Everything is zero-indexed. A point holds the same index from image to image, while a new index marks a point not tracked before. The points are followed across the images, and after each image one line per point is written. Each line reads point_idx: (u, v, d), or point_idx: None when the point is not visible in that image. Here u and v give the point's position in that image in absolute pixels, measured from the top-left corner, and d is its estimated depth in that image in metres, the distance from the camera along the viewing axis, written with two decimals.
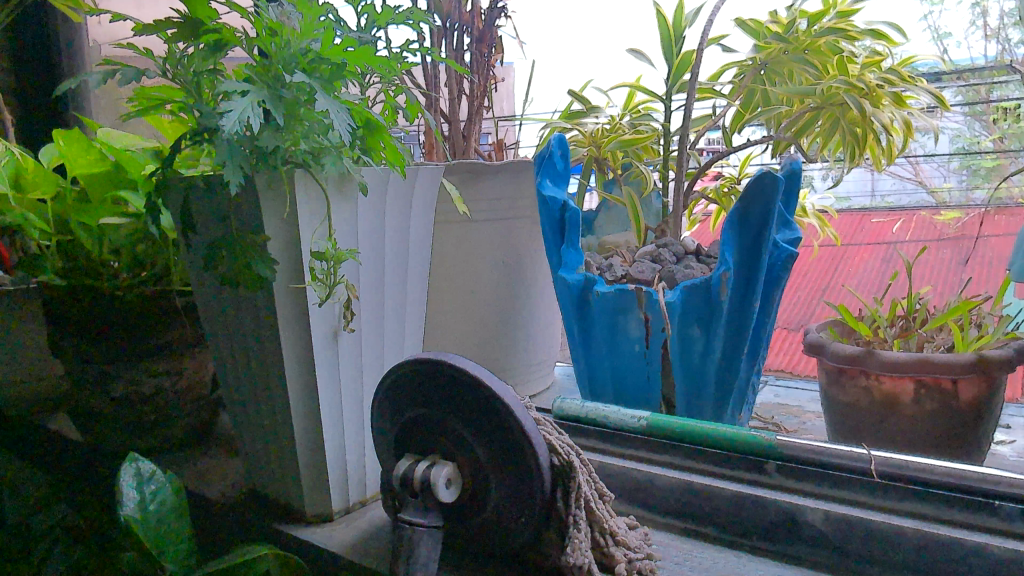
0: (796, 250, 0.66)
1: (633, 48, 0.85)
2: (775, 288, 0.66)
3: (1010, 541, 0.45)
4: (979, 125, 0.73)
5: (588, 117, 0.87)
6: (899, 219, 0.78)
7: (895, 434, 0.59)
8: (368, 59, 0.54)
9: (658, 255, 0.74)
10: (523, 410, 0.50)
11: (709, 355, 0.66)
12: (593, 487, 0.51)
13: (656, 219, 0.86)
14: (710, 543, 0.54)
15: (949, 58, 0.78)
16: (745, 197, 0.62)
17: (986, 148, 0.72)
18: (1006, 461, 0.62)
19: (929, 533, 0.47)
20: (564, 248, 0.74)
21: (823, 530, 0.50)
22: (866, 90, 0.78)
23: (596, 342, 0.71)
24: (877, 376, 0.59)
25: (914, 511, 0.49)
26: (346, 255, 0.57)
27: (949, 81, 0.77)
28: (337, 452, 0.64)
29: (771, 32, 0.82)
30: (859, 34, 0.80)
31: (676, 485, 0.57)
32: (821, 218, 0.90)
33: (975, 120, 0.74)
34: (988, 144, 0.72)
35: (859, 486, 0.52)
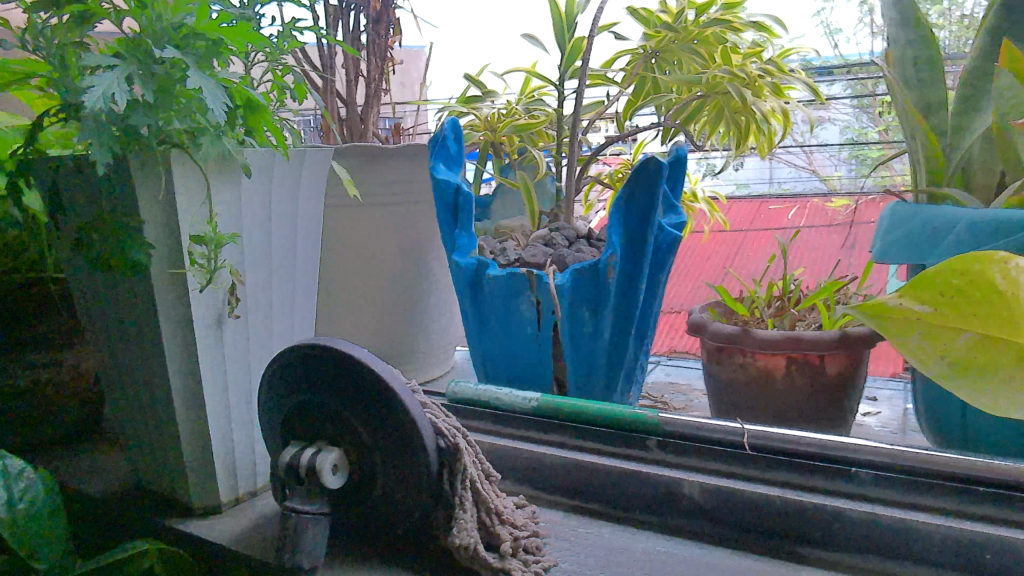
0: (680, 233, 0.68)
1: (527, 33, 0.85)
2: (661, 270, 0.68)
3: (864, 504, 0.48)
4: (867, 117, 0.76)
5: (483, 101, 0.86)
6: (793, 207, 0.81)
7: (769, 407, 0.62)
8: (247, 36, 0.53)
9: (550, 239, 0.75)
10: (409, 394, 0.50)
11: (598, 336, 0.67)
12: (480, 469, 0.52)
13: (550, 203, 0.87)
14: (595, 519, 0.55)
15: (839, 53, 0.80)
16: (631, 182, 0.63)
17: (873, 139, 0.75)
18: (871, 431, 0.66)
19: (793, 501, 0.49)
20: (457, 232, 0.74)
21: (700, 501, 0.52)
22: (747, 81, 0.80)
23: (490, 325, 0.72)
24: (752, 354, 0.62)
25: (781, 480, 0.52)
26: (226, 239, 0.55)
27: (840, 75, 0.80)
28: (224, 441, 0.62)
29: (660, 21, 0.85)
30: (743, 26, 0.83)
31: (563, 463, 0.58)
32: (710, 204, 0.95)
33: (862, 113, 0.76)
34: (874, 135, 0.75)
35: (731, 459, 0.54)
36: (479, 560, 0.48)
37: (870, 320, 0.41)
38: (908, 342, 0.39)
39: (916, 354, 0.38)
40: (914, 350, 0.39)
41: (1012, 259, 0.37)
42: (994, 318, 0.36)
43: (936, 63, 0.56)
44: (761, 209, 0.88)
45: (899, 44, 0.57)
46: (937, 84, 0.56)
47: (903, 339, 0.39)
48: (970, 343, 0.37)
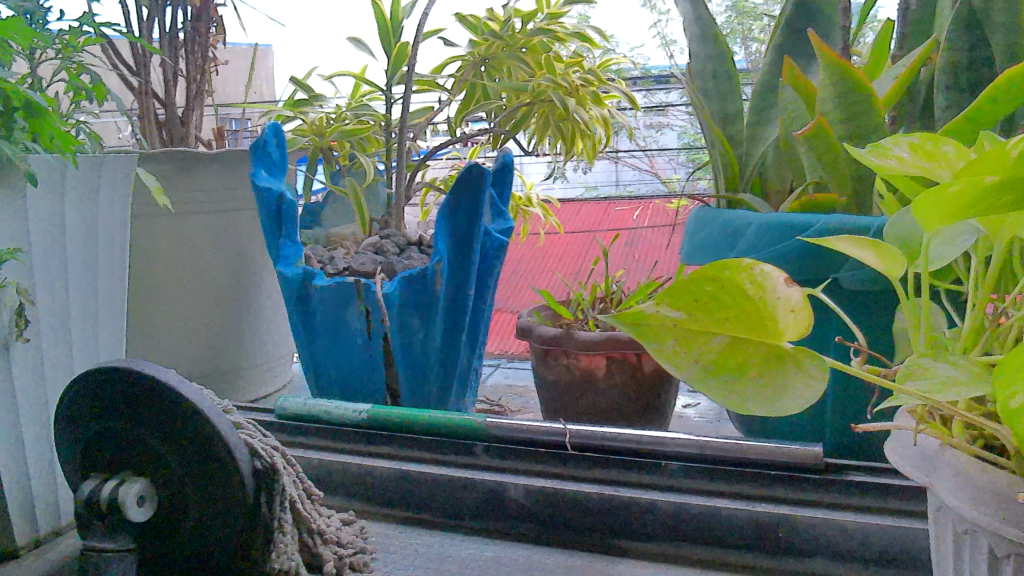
0: (507, 239, 0.70)
1: (352, 37, 0.83)
2: (489, 276, 0.69)
3: (674, 495, 0.50)
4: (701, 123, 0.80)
5: (311, 106, 0.83)
6: (637, 208, 0.84)
7: (593, 405, 0.64)
8: (20, 32, 0.48)
9: (381, 247, 0.74)
10: (221, 415, 0.47)
11: (429, 343, 0.67)
12: (299, 488, 0.50)
13: (382, 211, 0.86)
14: (425, 529, 0.55)
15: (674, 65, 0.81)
16: (455, 189, 0.64)
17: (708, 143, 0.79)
18: (690, 422, 0.70)
19: (610, 496, 0.51)
20: (281, 241, 0.71)
21: (525, 503, 0.53)
22: (570, 89, 0.83)
23: (319, 337, 0.69)
24: (574, 355, 0.63)
25: (600, 476, 0.53)
26: (5, 255, 0.50)
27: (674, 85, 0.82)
28: (16, 478, 0.56)
29: (487, 28, 0.86)
30: (566, 36, 0.86)
31: (392, 473, 0.57)
32: (545, 208, 0.96)
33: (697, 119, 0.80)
34: None
35: (553, 459, 0.55)
36: None
37: (627, 330, 0.28)
38: (664, 350, 0.28)
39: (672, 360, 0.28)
40: (671, 357, 0.28)
41: (758, 261, 0.27)
42: (755, 325, 0.28)
43: (733, 77, 0.60)
44: (608, 211, 0.88)
45: (701, 58, 0.60)
46: (735, 95, 0.60)
47: (659, 344, 0.28)
48: (723, 347, 0.28)
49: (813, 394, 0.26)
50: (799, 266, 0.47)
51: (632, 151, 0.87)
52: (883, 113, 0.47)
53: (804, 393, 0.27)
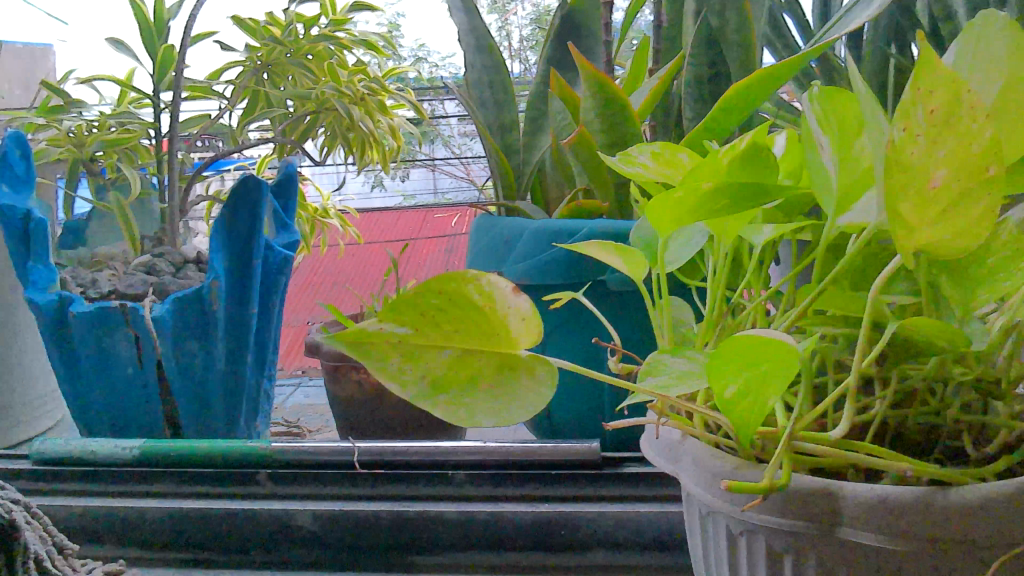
0: (292, 253, 0.67)
1: (112, 38, 0.77)
2: (273, 293, 0.66)
3: (463, 504, 0.50)
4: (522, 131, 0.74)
5: (66, 113, 0.76)
6: (454, 214, 0.79)
7: (386, 420, 0.63)
8: None
9: (152, 266, 0.68)
10: None
11: (211, 368, 0.62)
12: (46, 544, 0.45)
13: (154, 228, 0.80)
14: (205, 569, 0.51)
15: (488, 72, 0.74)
16: (230, 203, 0.61)
17: None
18: (489, 428, 0.71)
19: (399, 512, 0.50)
20: (30, 265, 0.63)
21: (313, 529, 0.51)
22: (355, 97, 0.82)
23: (81, 369, 0.62)
24: (365, 369, 0.62)
25: (389, 493, 0.52)
26: None
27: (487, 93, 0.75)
28: None
29: (267, 32, 0.83)
30: (351, 43, 0.85)
31: (165, 513, 0.52)
32: (342, 219, 0.94)
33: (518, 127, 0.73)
34: None
35: (342, 480, 0.53)
36: None
37: (345, 351, 0.23)
38: (387, 369, 0.23)
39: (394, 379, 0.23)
40: (394, 374, 0.23)
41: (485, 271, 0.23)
42: (485, 337, 0.24)
43: (507, 87, 0.62)
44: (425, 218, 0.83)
45: (476, 68, 0.61)
46: (509, 105, 0.62)
47: (381, 364, 0.23)
48: (452, 360, 0.24)
49: (544, 404, 0.24)
50: (569, 271, 0.49)
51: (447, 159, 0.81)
52: (636, 121, 0.50)
53: (535, 402, 0.24)
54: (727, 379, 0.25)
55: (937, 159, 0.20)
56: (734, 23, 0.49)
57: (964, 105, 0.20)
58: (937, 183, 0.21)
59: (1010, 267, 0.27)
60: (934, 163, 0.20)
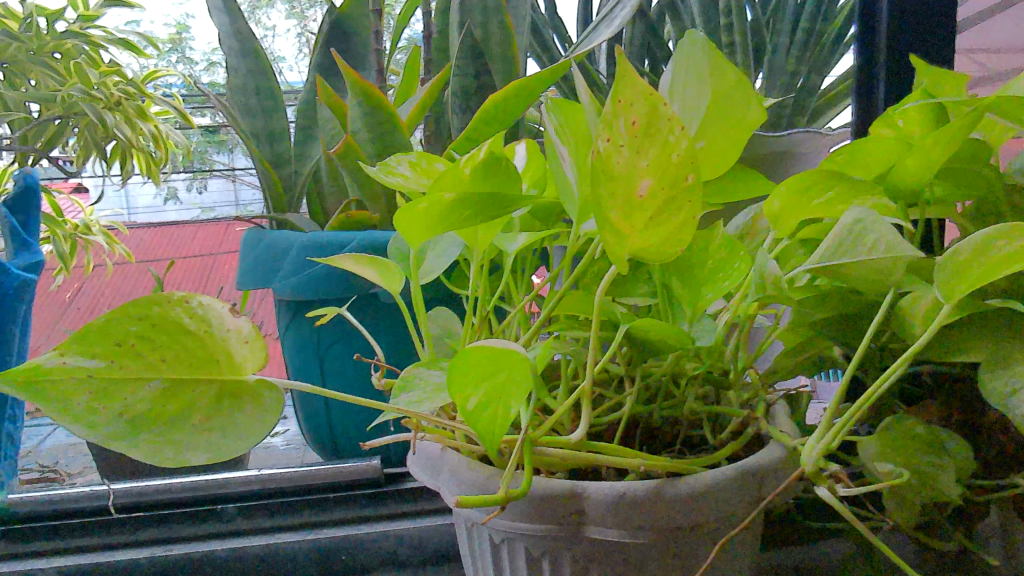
0: (32, 275, 0.59)
1: None
2: (8, 321, 0.58)
3: (232, 541, 0.49)
4: None
5: None
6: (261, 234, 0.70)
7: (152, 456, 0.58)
8: None
9: None
10: None
11: None
12: None
13: None
14: None
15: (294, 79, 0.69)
16: None
17: None
18: (276, 451, 0.67)
19: (160, 558, 0.46)
20: None
21: None
22: (108, 100, 0.78)
23: None
24: None
25: (151, 537, 0.49)
26: None
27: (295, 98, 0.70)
28: None
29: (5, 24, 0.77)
30: (105, 41, 0.84)
31: None
32: (109, 237, 0.89)
33: None
34: None
35: (95, 528, 0.49)
36: None
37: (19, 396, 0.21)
38: (71, 411, 0.22)
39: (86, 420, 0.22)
40: (84, 418, 0.22)
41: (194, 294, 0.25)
42: (198, 363, 0.24)
43: (274, 94, 0.59)
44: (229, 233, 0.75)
45: (240, 73, 0.58)
46: (277, 114, 0.59)
47: (63, 407, 0.22)
48: (160, 393, 0.23)
49: (267, 430, 0.24)
50: (340, 283, 0.47)
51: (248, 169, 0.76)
52: (403, 130, 0.50)
53: (250, 431, 0.24)
54: (468, 391, 0.25)
55: (640, 168, 0.21)
56: (498, 37, 0.52)
57: (661, 117, 0.21)
58: (644, 191, 0.22)
59: (728, 266, 0.30)
60: (637, 172, 0.21)
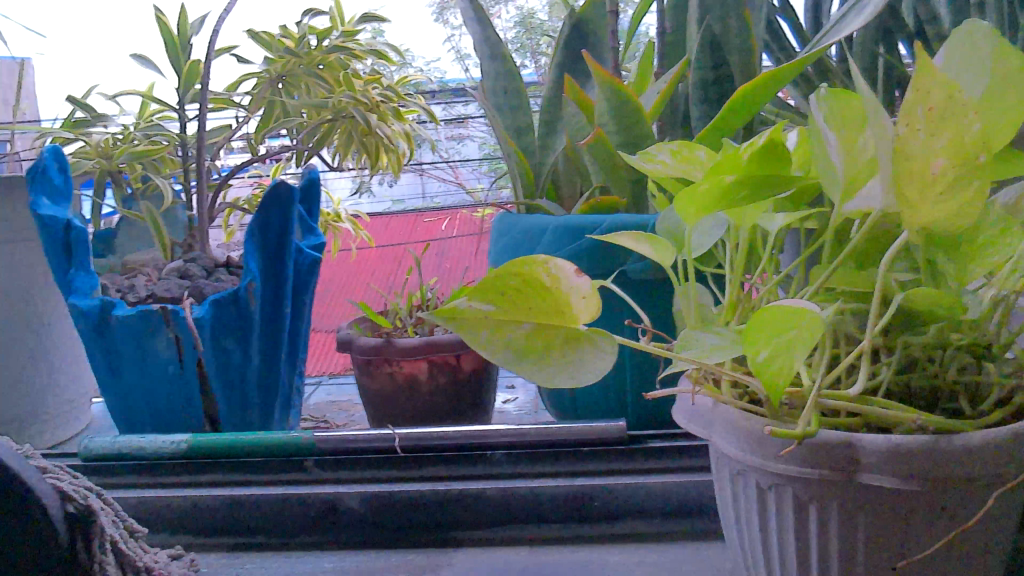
0: (320, 256, 0.71)
1: (137, 53, 0.79)
2: (305, 293, 0.71)
3: (499, 482, 0.55)
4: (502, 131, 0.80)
5: (93, 126, 0.79)
6: (444, 219, 0.81)
7: (418, 412, 0.66)
8: None
9: (186, 271, 0.71)
10: (23, 460, 0.43)
11: (246, 366, 0.66)
12: (118, 527, 0.47)
13: (182, 234, 0.84)
14: (259, 552, 0.55)
15: (472, 77, 0.79)
16: (262, 208, 0.64)
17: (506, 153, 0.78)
18: (510, 415, 0.74)
19: (443, 491, 0.55)
20: (72, 273, 0.66)
21: (361, 509, 0.55)
22: (370, 105, 0.82)
23: (126, 367, 0.65)
24: (397, 363, 0.65)
25: (430, 474, 0.57)
26: None
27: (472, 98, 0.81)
28: None
29: (282, 45, 0.83)
30: (363, 53, 0.85)
31: (221, 503, 0.56)
32: (354, 221, 0.92)
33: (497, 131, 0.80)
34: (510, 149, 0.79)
35: (388, 464, 0.57)
36: None
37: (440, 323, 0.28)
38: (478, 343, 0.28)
39: (485, 346, 0.28)
40: (486, 346, 0.28)
41: (553, 258, 0.28)
42: (554, 312, 0.29)
43: (521, 93, 0.65)
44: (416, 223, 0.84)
45: (491, 75, 0.65)
46: (522, 109, 0.66)
47: (473, 335, 0.28)
48: (530, 332, 0.29)
49: (611, 364, 0.28)
50: (592, 259, 0.53)
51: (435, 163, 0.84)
52: (647, 123, 0.55)
53: (600, 365, 0.28)
54: (757, 346, 0.29)
55: (937, 148, 0.25)
56: (737, 30, 0.54)
57: (958, 102, 0.24)
58: (937, 169, 0.25)
59: (999, 242, 0.32)
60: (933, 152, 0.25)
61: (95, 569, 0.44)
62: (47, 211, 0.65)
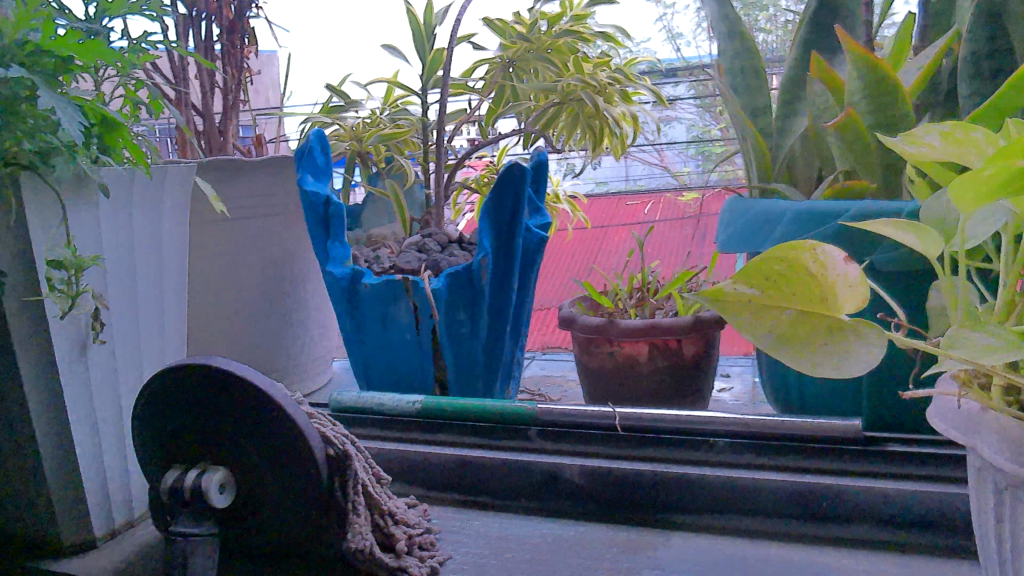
0: (547, 235, 0.73)
1: (387, 43, 0.86)
2: (531, 270, 0.73)
3: (721, 470, 0.55)
4: (709, 116, 0.76)
5: (347, 111, 0.88)
6: (647, 202, 0.82)
7: (636, 393, 0.67)
8: (99, 53, 0.47)
9: (423, 245, 0.77)
10: (296, 405, 0.48)
11: (475, 337, 0.70)
12: (370, 473, 0.52)
13: (420, 211, 0.89)
14: (485, 510, 0.59)
15: (682, 57, 0.78)
16: (497, 188, 0.67)
17: (716, 137, 0.75)
18: (726, 404, 0.73)
19: (663, 473, 0.55)
20: (330, 243, 0.73)
21: (581, 482, 0.57)
22: (599, 87, 0.83)
23: (370, 330, 0.72)
24: (618, 342, 0.66)
25: (650, 455, 0.57)
26: (91, 262, 0.49)
27: (683, 77, 0.79)
28: (97, 476, 0.55)
29: (516, 31, 0.86)
30: (591, 37, 0.86)
31: (451, 462, 0.61)
32: (573, 204, 0.92)
33: (705, 112, 0.76)
34: (717, 132, 0.75)
35: (609, 441, 0.59)
36: (375, 562, 0.48)
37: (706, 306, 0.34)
38: (741, 324, 0.33)
39: (751, 330, 0.33)
40: (749, 328, 0.33)
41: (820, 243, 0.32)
42: (819, 301, 0.32)
43: (761, 72, 0.64)
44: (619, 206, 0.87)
45: (730, 54, 0.63)
46: (760, 90, 0.64)
47: (739, 320, 0.33)
48: (793, 318, 0.33)
49: (880, 354, 0.31)
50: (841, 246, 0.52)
51: (642, 147, 0.86)
52: (904, 100, 0.51)
53: (869, 357, 0.31)
54: None
55: None
56: None
57: None
58: None
59: None
60: None
61: (348, 508, 0.48)
62: (311, 187, 0.73)
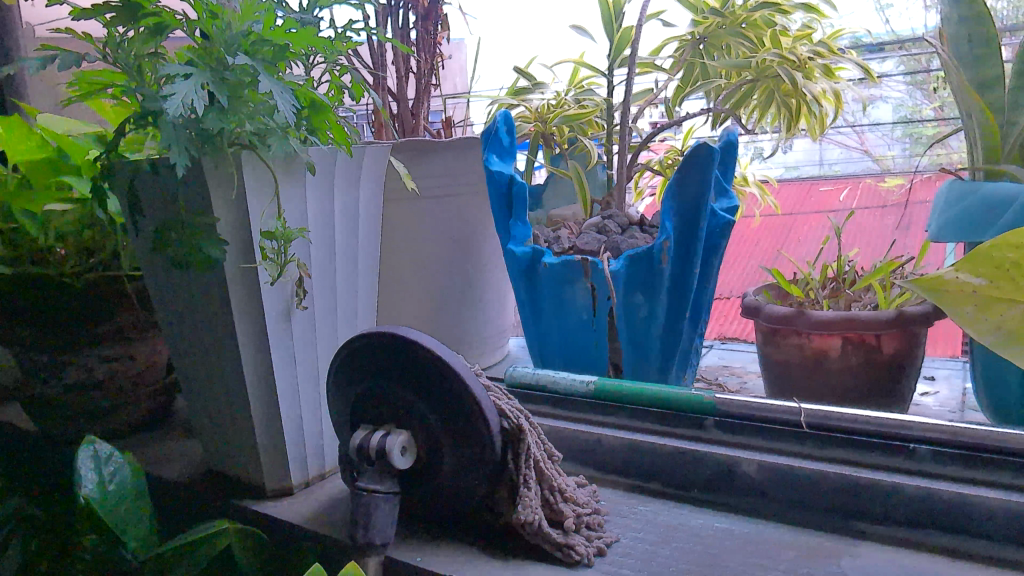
0: (733, 218, 0.70)
1: (575, 24, 0.86)
2: (714, 254, 0.70)
3: (920, 479, 0.50)
4: (920, 93, 0.72)
5: (533, 93, 0.89)
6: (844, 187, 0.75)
7: (825, 389, 0.63)
8: (311, 40, 0.51)
9: (603, 227, 0.76)
10: (475, 377, 0.50)
11: (652, 321, 0.69)
12: (542, 449, 0.53)
13: (601, 191, 0.89)
14: (655, 497, 0.58)
15: (891, 29, 0.75)
16: (683, 167, 0.65)
17: (927, 117, 0.71)
18: (929, 409, 0.66)
19: (852, 477, 0.51)
20: (512, 223, 0.75)
21: (758, 477, 0.54)
22: (797, 63, 0.79)
23: (548, 309, 0.73)
24: (807, 335, 0.62)
25: (837, 457, 0.54)
26: (296, 233, 0.53)
27: (890, 52, 0.75)
28: (295, 429, 0.60)
29: (708, 7, 0.83)
30: (791, 8, 0.81)
31: (623, 445, 0.60)
32: (761, 186, 0.87)
33: (915, 89, 0.72)
34: (929, 112, 0.71)
35: (793, 439, 0.56)
36: (543, 536, 0.49)
37: (928, 293, 0.42)
38: (965, 313, 0.41)
39: (972, 323, 0.41)
40: (973, 318, 0.41)
41: None
42: None
43: (993, 40, 0.56)
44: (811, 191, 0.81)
45: (954, 21, 0.57)
46: (991, 60, 0.57)
47: (960, 314, 0.41)
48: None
49: None
50: None
51: (840, 128, 0.81)
52: None
53: None
54: None
55: None
56: None
57: None
58: None
59: None
60: None
61: (518, 480, 0.49)
62: (496, 167, 0.75)
